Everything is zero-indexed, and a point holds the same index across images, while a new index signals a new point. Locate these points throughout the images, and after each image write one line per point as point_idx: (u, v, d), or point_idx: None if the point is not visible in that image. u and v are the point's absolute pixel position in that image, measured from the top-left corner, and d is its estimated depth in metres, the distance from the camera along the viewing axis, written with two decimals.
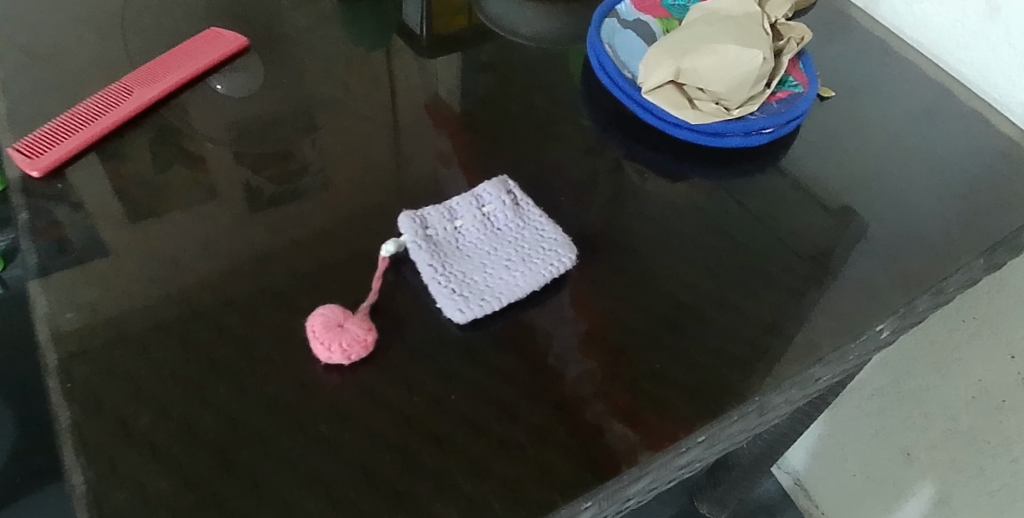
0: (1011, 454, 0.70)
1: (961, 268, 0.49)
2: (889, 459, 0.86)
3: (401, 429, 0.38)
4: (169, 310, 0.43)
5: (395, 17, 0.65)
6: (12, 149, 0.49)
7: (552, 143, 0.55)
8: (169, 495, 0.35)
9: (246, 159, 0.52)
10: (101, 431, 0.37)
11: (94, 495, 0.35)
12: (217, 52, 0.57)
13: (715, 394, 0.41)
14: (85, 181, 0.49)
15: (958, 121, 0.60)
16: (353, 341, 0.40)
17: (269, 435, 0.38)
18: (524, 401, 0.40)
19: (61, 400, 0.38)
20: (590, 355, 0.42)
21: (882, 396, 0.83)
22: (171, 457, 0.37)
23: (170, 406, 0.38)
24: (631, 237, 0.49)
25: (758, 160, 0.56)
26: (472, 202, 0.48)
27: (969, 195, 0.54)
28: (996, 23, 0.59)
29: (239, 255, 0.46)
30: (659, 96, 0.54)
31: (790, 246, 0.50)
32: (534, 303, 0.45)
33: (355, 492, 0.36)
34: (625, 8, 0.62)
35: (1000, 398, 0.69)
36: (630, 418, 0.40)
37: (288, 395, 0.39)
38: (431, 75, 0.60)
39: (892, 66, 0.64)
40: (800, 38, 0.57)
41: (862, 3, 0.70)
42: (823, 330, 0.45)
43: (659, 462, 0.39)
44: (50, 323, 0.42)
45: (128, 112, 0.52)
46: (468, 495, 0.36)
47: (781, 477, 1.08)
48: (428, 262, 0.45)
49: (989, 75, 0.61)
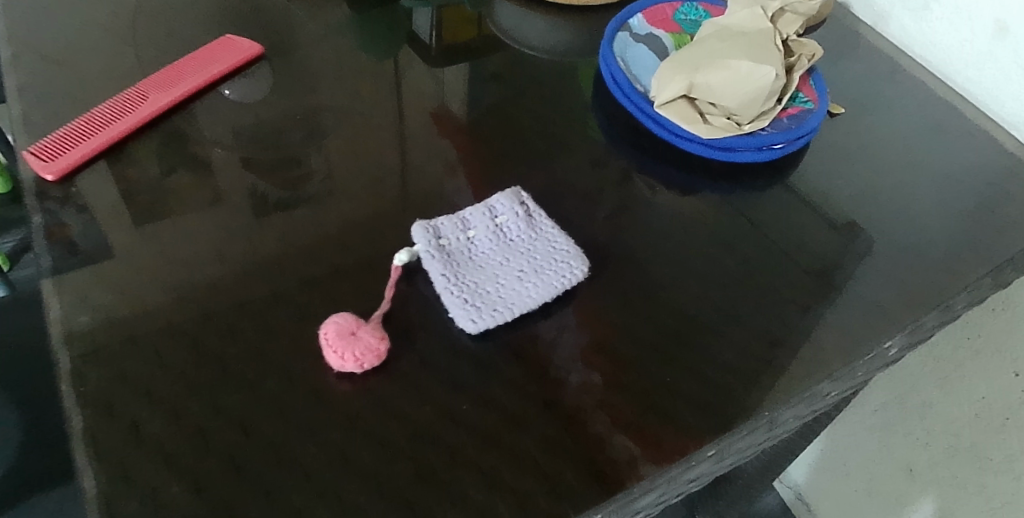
0: (1014, 472, 0.70)
1: (969, 287, 0.49)
2: (891, 476, 0.86)
3: (412, 438, 0.38)
4: (181, 315, 0.43)
5: (407, 27, 0.65)
6: (28, 152, 0.50)
7: (562, 155, 0.55)
8: (180, 501, 0.35)
9: (259, 166, 0.52)
10: (113, 435, 0.37)
11: (106, 500, 0.35)
12: (231, 59, 0.57)
13: (725, 408, 0.41)
14: (98, 184, 0.49)
15: (965, 140, 0.60)
16: (366, 350, 0.40)
17: (280, 442, 0.38)
18: (534, 413, 0.40)
19: (73, 404, 0.38)
20: (599, 367, 0.42)
21: (886, 412, 0.83)
22: (182, 462, 0.37)
23: (181, 411, 0.38)
24: (640, 250, 0.49)
25: (769, 175, 0.56)
26: (485, 213, 0.48)
27: (976, 214, 0.54)
28: (1006, 42, 0.59)
29: (250, 261, 0.46)
30: (671, 111, 0.54)
31: (799, 262, 0.50)
32: (544, 314, 0.45)
33: (365, 500, 0.36)
34: (637, 22, 0.62)
35: (1003, 416, 0.69)
36: (640, 432, 0.40)
37: (299, 402, 0.39)
38: (442, 86, 0.60)
39: (900, 85, 0.65)
40: (812, 55, 0.57)
41: (871, 20, 0.70)
42: (831, 346, 0.45)
43: (669, 476, 0.39)
44: (61, 326, 0.42)
45: (142, 117, 0.53)
46: (479, 505, 0.36)
47: (782, 491, 1.08)
48: (441, 272, 0.45)
49: (997, 94, 0.61)
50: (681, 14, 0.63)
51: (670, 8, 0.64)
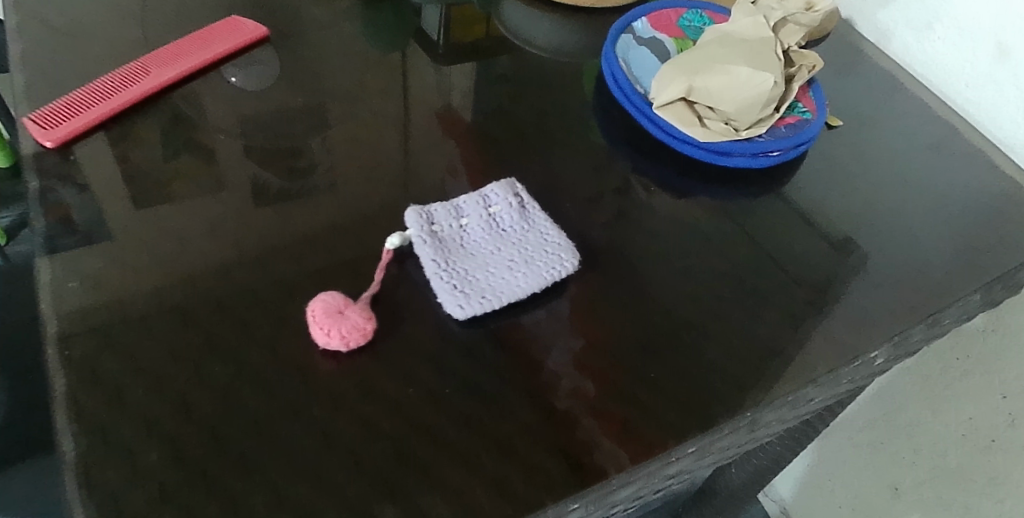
0: (998, 495, 0.71)
1: (957, 302, 0.49)
2: (876, 494, 0.86)
3: (394, 419, 0.38)
4: (171, 288, 0.43)
5: (414, 21, 0.66)
6: (28, 118, 0.50)
7: (561, 153, 0.56)
8: (159, 468, 0.35)
9: (257, 149, 0.53)
10: (96, 399, 0.38)
11: (84, 461, 0.35)
12: (235, 40, 0.58)
13: (708, 406, 0.41)
14: (95, 157, 0.50)
15: (962, 160, 0.61)
16: (352, 328, 0.41)
17: (261, 416, 0.38)
18: (516, 401, 0.40)
19: (58, 367, 0.39)
20: (584, 361, 0.43)
21: (873, 429, 0.83)
22: (162, 430, 0.37)
23: (167, 381, 0.39)
24: (633, 249, 0.50)
25: (764, 182, 0.56)
26: (479, 202, 0.49)
27: (970, 233, 0.54)
28: (1006, 65, 0.60)
29: (243, 241, 0.46)
30: (670, 113, 0.55)
31: (790, 270, 0.50)
32: (532, 304, 0.45)
33: (343, 477, 0.36)
34: (641, 26, 0.63)
35: (989, 438, 0.69)
36: (621, 426, 0.40)
37: (283, 379, 0.39)
38: (445, 79, 0.61)
39: (900, 101, 0.65)
40: (812, 66, 0.58)
41: (875, 38, 0.70)
42: (817, 353, 0.45)
43: (647, 470, 0.39)
44: (52, 292, 0.42)
45: (143, 91, 0.53)
46: (456, 488, 0.36)
47: (768, 505, 1.07)
48: (432, 258, 0.45)
49: (995, 116, 0.62)
50: (686, 21, 0.64)
51: (675, 14, 0.64)
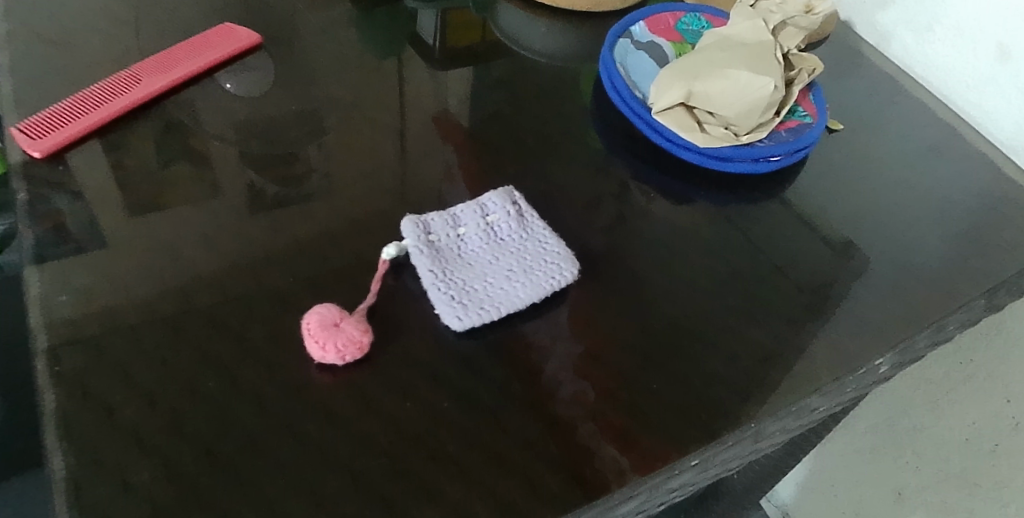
0: (1002, 500, 0.70)
1: (963, 307, 0.49)
2: (879, 499, 0.85)
3: (391, 435, 0.38)
4: (164, 300, 0.42)
5: (410, 26, 0.65)
6: (16, 129, 0.49)
7: (560, 159, 0.55)
8: (150, 486, 0.35)
9: (252, 157, 0.52)
10: (86, 415, 0.37)
11: (74, 480, 0.35)
12: (228, 47, 0.57)
13: (711, 417, 0.41)
14: (86, 166, 0.49)
15: (963, 162, 0.60)
16: (348, 342, 0.40)
17: (255, 432, 0.37)
18: (516, 414, 0.39)
19: (47, 383, 0.38)
20: (585, 371, 0.42)
21: (876, 433, 0.82)
22: (154, 447, 0.36)
23: (158, 397, 0.38)
24: (633, 257, 0.49)
25: (764, 187, 0.56)
26: (476, 210, 0.48)
27: (972, 236, 0.54)
28: (1008, 67, 0.59)
29: (238, 251, 0.46)
30: (669, 118, 0.54)
31: (793, 276, 0.50)
32: (531, 314, 0.44)
33: (339, 493, 0.35)
34: (639, 29, 0.62)
35: (993, 442, 0.69)
36: (623, 438, 0.39)
37: (278, 393, 0.39)
38: (441, 85, 0.60)
39: (900, 104, 0.65)
40: (812, 69, 0.57)
41: (875, 40, 0.70)
42: (821, 360, 0.44)
43: (651, 483, 0.38)
44: (41, 306, 0.41)
45: (134, 100, 0.52)
46: (455, 504, 0.36)
47: (769, 509, 1.07)
48: (429, 268, 0.44)
49: (997, 118, 0.61)
50: (684, 25, 0.63)
51: (673, 17, 0.64)
